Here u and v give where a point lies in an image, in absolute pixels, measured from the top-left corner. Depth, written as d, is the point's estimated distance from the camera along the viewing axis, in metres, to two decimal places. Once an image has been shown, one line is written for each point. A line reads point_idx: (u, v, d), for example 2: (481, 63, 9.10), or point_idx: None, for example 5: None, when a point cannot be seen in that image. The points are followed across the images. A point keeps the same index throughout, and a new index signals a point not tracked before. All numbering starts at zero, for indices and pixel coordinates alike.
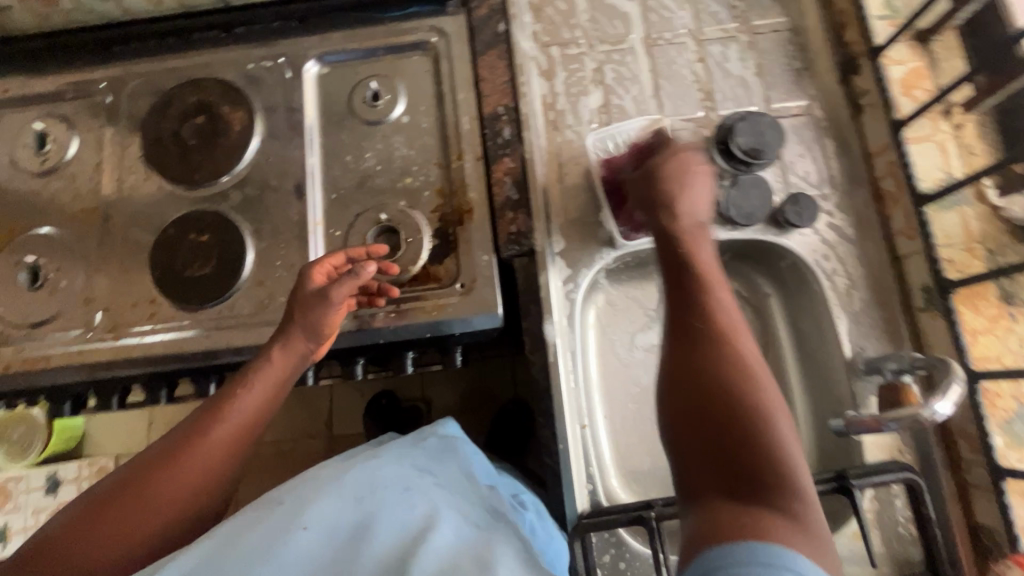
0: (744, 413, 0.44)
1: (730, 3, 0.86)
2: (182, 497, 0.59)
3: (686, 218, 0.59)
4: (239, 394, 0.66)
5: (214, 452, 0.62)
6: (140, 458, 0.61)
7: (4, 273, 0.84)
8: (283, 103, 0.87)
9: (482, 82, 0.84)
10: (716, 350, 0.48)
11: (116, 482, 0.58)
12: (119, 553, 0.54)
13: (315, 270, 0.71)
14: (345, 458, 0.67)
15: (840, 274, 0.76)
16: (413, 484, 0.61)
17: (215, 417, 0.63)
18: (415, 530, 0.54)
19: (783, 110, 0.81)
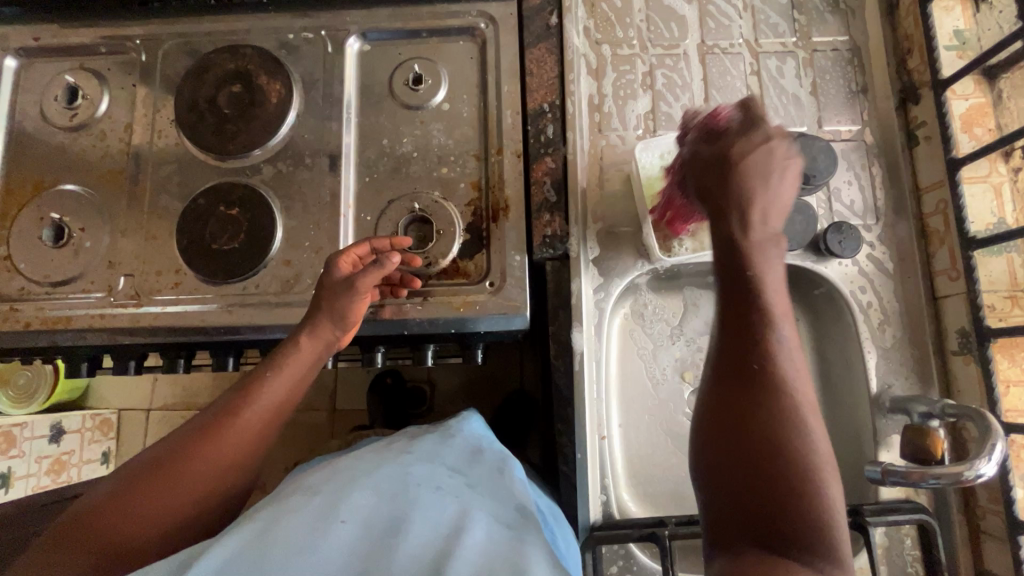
0: (788, 462, 0.44)
1: (792, 16, 0.83)
2: (214, 473, 0.61)
3: (757, 231, 0.52)
4: (270, 375, 0.67)
5: (239, 435, 0.63)
6: (177, 436, 0.63)
7: (28, 228, 0.82)
8: (323, 78, 0.84)
9: (529, 76, 0.81)
10: (765, 388, 0.47)
11: (156, 457, 0.60)
12: (153, 528, 0.56)
13: (342, 260, 0.70)
14: (374, 452, 0.70)
15: (875, 309, 0.75)
16: (443, 485, 0.64)
17: (242, 400, 0.65)
18: (449, 526, 0.57)
19: (834, 134, 0.80)
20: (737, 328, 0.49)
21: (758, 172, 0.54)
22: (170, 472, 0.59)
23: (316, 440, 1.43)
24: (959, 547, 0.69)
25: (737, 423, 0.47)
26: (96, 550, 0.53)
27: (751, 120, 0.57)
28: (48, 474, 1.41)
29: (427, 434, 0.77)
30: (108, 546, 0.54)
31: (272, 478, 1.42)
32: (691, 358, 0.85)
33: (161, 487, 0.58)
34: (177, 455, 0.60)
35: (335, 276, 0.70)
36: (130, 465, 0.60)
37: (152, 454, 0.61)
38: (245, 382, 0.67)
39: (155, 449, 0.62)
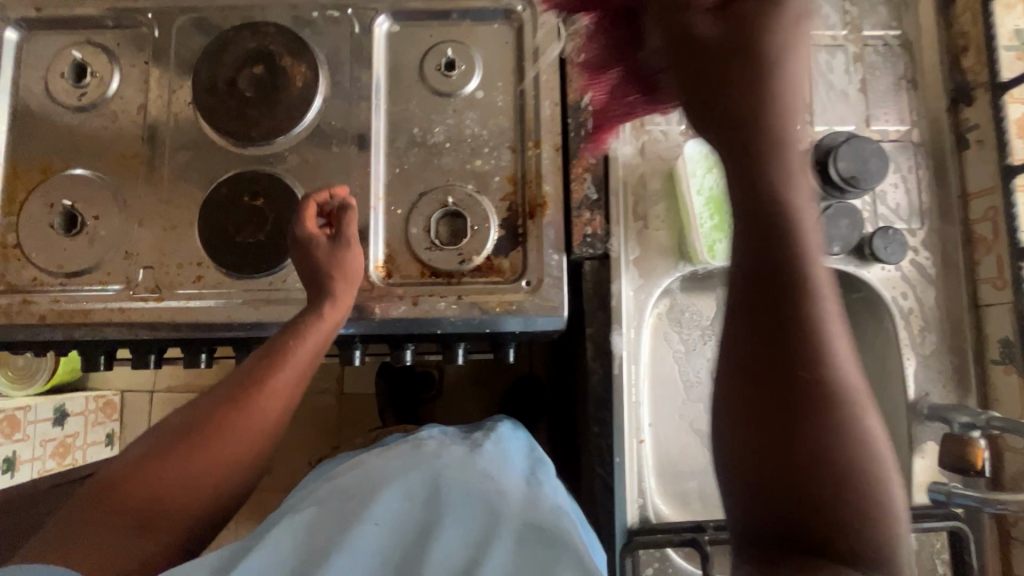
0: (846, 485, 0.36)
1: (843, 8, 0.80)
2: (235, 445, 0.66)
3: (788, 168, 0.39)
4: (289, 351, 0.68)
5: (261, 409, 0.67)
6: (203, 406, 0.67)
7: (38, 215, 0.78)
8: (351, 61, 0.80)
9: (570, 65, 0.78)
10: (816, 395, 0.37)
11: (184, 427, 0.66)
12: (181, 492, 0.62)
13: (306, 223, 0.72)
14: (404, 455, 0.70)
15: (916, 315, 0.74)
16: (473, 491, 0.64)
17: (263, 372, 0.68)
18: (476, 540, 0.57)
19: (882, 134, 0.77)
20: (768, 315, 0.37)
21: (776, 76, 0.40)
22: (199, 442, 0.64)
23: (325, 426, 1.42)
24: (989, 551, 0.71)
25: (776, 425, 0.37)
26: (134, 505, 0.60)
27: None
28: (52, 457, 1.36)
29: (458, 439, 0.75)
30: (146, 501, 0.60)
31: (279, 461, 1.42)
32: None
33: (188, 457, 0.63)
34: (203, 428, 0.65)
35: (320, 249, 0.71)
36: (162, 431, 0.66)
37: (181, 424, 0.66)
38: (262, 358, 0.69)
39: (184, 417, 0.67)
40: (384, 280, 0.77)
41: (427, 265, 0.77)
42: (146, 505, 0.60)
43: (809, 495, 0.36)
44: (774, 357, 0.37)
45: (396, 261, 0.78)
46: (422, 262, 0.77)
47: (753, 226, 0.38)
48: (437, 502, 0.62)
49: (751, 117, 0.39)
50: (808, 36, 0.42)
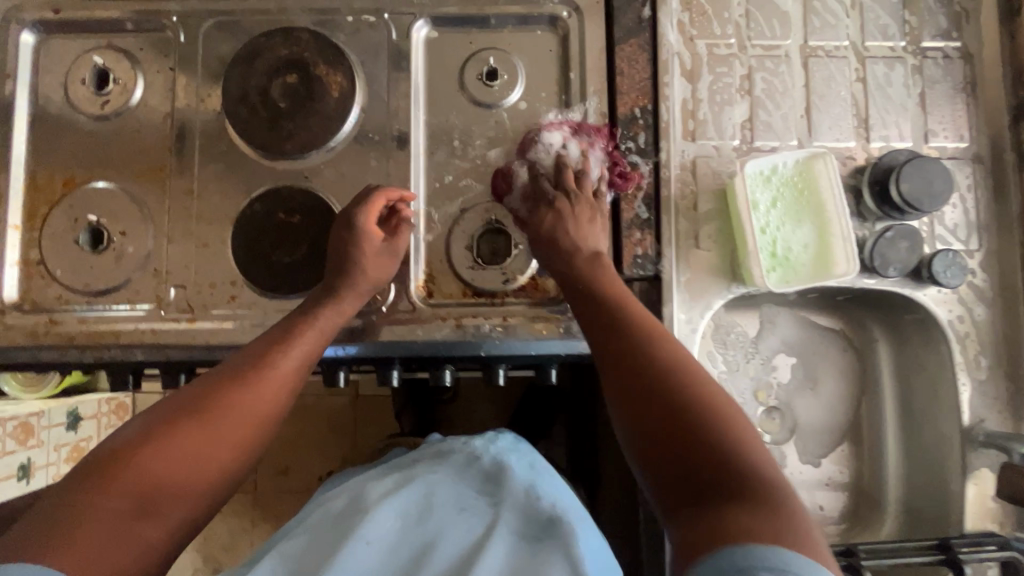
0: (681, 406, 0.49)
1: (902, 17, 0.77)
2: (252, 426, 0.57)
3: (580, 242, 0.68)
4: (302, 335, 0.64)
5: (271, 388, 0.59)
6: (202, 382, 0.57)
7: (61, 230, 0.75)
8: (389, 69, 0.76)
9: (619, 76, 0.74)
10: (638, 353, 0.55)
11: (186, 401, 0.54)
12: (190, 476, 0.51)
13: (371, 216, 0.69)
14: (399, 471, 0.70)
15: (972, 340, 0.72)
16: (467, 505, 0.63)
17: (275, 351, 0.61)
18: (467, 552, 0.56)
19: (940, 151, 0.75)
20: (627, 368, 0.54)
21: (556, 200, 0.71)
22: (200, 421, 0.53)
23: (337, 431, 1.36)
24: None
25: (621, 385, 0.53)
26: (124, 494, 0.46)
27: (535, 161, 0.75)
28: (66, 462, 1.34)
29: (457, 444, 0.73)
30: (140, 491, 0.47)
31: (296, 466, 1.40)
32: (766, 378, 0.83)
33: (197, 433, 0.53)
34: (211, 402, 0.55)
35: (370, 240, 0.69)
36: (140, 418, 0.53)
37: (167, 406, 0.54)
38: (262, 341, 0.63)
39: (170, 400, 0.55)
40: (426, 300, 0.75)
41: (469, 285, 0.74)
42: (142, 495, 0.47)
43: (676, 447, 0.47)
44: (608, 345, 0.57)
45: (436, 280, 0.75)
46: (464, 282, 0.74)
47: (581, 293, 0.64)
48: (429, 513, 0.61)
49: (584, 267, 0.66)
50: (580, 174, 0.72)
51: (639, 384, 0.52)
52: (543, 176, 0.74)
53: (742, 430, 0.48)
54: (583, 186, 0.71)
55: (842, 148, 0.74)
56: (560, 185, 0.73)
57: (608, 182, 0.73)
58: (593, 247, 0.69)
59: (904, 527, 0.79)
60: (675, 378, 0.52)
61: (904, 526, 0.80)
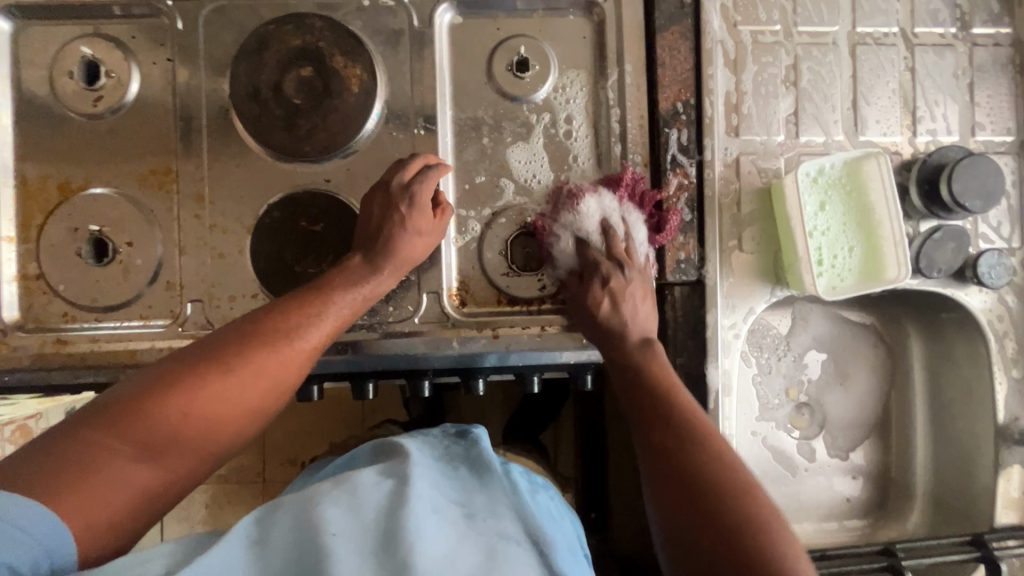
0: (724, 499, 0.48)
1: (954, 0, 0.72)
2: (261, 396, 0.52)
3: (632, 325, 0.64)
4: (328, 302, 0.58)
5: (293, 358, 0.54)
6: (220, 333, 0.53)
7: (60, 242, 0.69)
8: (411, 59, 0.70)
9: (660, 67, 0.69)
10: (679, 432, 0.53)
11: (196, 351, 0.51)
12: (188, 433, 0.48)
13: (426, 189, 0.65)
14: (360, 469, 0.55)
15: (1011, 339, 0.72)
16: (444, 513, 0.48)
17: (299, 312, 0.56)
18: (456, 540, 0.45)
19: (987, 145, 0.73)
20: (671, 460, 0.52)
21: (604, 264, 0.67)
22: (213, 378, 0.49)
23: (341, 424, 1.25)
24: None
25: (662, 464, 0.52)
26: (132, 443, 0.46)
27: (578, 216, 0.69)
28: None
29: (439, 443, 0.62)
30: (145, 441, 0.46)
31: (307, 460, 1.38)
32: (797, 376, 0.83)
33: (197, 390, 0.48)
34: (217, 356, 0.51)
35: (424, 216, 0.65)
36: (157, 362, 0.51)
37: (182, 355, 0.51)
38: (285, 302, 0.57)
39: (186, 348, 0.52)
40: (459, 309, 0.71)
41: (504, 292, 0.71)
42: (149, 444, 0.46)
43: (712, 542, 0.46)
44: (648, 419, 0.56)
45: (469, 288, 0.72)
46: (499, 289, 0.71)
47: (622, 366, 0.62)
48: (396, 513, 0.46)
49: (635, 310, 0.65)
50: (628, 229, 0.69)
51: (684, 483, 0.50)
52: (588, 241, 0.69)
53: (779, 528, 0.47)
54: (630, 254, 0.67)
55: (889, 144, 0.72)
56: (605, 251, 0.68)
57: (648, 237, 0.69)
58: (644, 329, 0.65)
59: (930, 516, 0.81)
60: (716, 467, 0.50)
61: (930, 516, 0.82)
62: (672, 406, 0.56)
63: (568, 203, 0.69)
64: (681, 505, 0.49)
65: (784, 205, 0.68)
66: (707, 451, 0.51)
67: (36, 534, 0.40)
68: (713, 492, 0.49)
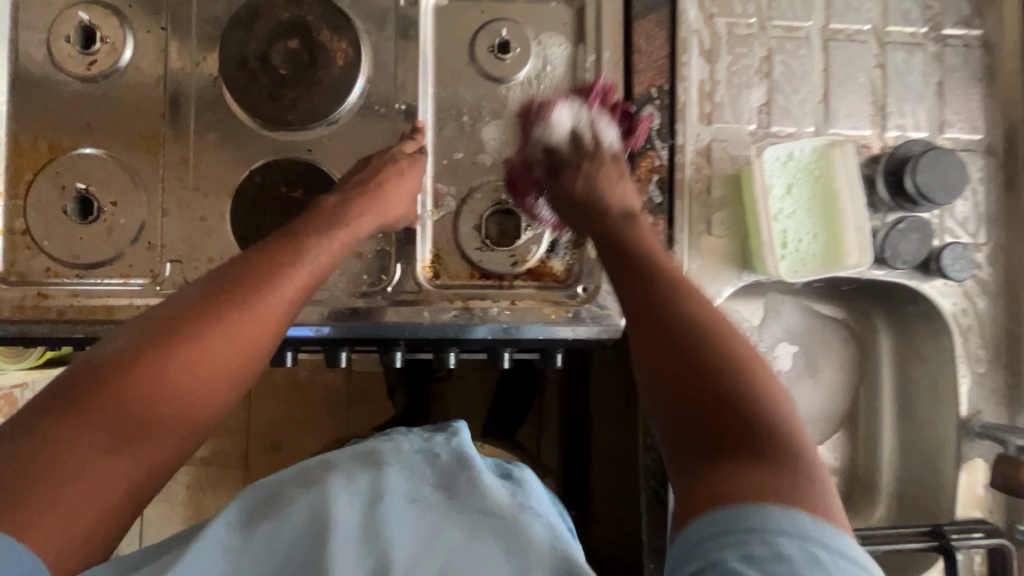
0: (716, 359, 0.46)
1: (925, 2, 0.75)
2: (229, 363, 0.49)
3: (616, 205, 0.66)
4: (295, 259, 0.56)
5: (262, 319, 0.51)
6: (181, 297, 0.51)
7: (48, 198, 0.71)
8: (396, 37, 0.73)
9: (636, 53, 0.72)
10: (669, 299, 0.51)
11: (156, 322, 0.49)
12: (153, 408, 0.46)
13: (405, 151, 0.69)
14: (342, 457, 0.53)
15: (974, 332, 0.73)
16: (422, 502, 0.47)
17: (265, 271, 0.54)
18: (429, 535, 0.44)
19: (955, 142, 0.74)
20: (660, 320, 0.49)
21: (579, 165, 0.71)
22: (181, 353, 0.47)
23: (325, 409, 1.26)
24: None
25: (649, 327, 0.50)
26: (102, 436, 0.44)
27: (545, 121, 0.71)
28: None
29: (414, 433, 0.59)
30: (118, 431, 0.44)
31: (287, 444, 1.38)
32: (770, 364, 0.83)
33: (159, 362, 0.46)
34: (177, 323, 0.48)
35: (411, 174, 0.69)
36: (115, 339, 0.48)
37: (142, 329, 0.48)
38: (252, 258, 0.55)
39: (147, 321, 0.49)
40: (432, 282, 0.73)
41: (477, 266, 0.73)
42: (122, 434, 0.45)
43: (700, 396, 0.44)
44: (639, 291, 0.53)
45: (443, 261, 0.73)
46: (472, 263, 0.73)
47: (612, 251, 0.61)
48: (374, 513, 0.45)
49: (616, 223, 0.65)
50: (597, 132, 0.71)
51: (672, 338, 0.48)
52: (561, 150, 0.72)
53: (770, 385, 0.45)
54: (602, 150, 0.71)
55: (858, 137, 0.73)
56: (577, 153, 0.72)
57: (619, 140, 0.72)
58: (625, 204, 0.67)
59: (896, 512, 0.82)
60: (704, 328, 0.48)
61: (895, 511, 0.82)
62: (663, 279, 0.54)
63: (536, 112, 0.71)
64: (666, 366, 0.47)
65: (752, 190, 0.70)
66: (695, 316, 0.49)
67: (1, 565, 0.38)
68: (703, 352, 0.46)
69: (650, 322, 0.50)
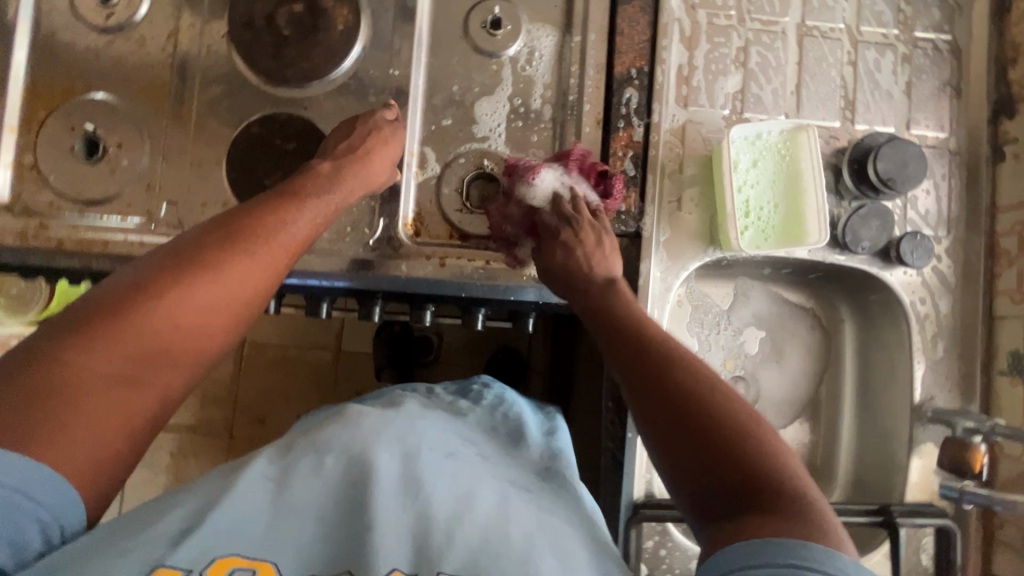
0: (714, 410, 0.47)
1: (898, 5, 0.79)
2: (236, 302, 0.52)
3: (599, 274, 0.69)
4: (300, 212, 0.59)
5: (266, 262, 0.55)
6: (194, 239, 0.53)
7: (57, 137, 0.75)
8: (395, 7, 0.77)
9: (619, 36, 0.76)
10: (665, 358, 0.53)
11: (172, 262, 0.51)
12: (171, 343, 0.49)
13: (384, 118, 0.72)
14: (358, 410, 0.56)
15: (931, 321, 0.76)
16: (455, 461, 0.50)
17: (275, 220, 0.57)
18: (465, 490, 0.47)
19: (921, 138, 0.78)
20: (654, 373, 0.52)
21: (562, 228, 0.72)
22: (193, 289, 0.50)
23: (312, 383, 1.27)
24: (972, 549, 0.74)
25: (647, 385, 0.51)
26: (116, 366, 0.46)
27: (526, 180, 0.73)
28: None
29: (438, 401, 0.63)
30: (130, 361, 0.46)
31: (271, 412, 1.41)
32: (735, 348, 0.86)
33: (179, 302, 0.49)
34: (193, 264, 0.51)
35: (392, 136, 0.72)
36: (132, 277, 0.50)
37: (160, 268, 0.50)
38: (263, 208, 0.58)
39: (159, 260, 0.51)
40: (413, 239, 0.75)
41: (456, 227, 0.76)
42: (136, 365, 0.47)
43: (703, 445, 0.45)
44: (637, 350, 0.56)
45: (425, 221, 0.76)
46: (452, 224, 0.76)
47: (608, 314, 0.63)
48: (413, 467, 0.47)
49: (599, 291, 0.68)
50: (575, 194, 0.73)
51: (671, 392, 0.49)
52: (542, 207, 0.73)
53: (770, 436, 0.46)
54: (580, 211, 0.72)
55: (828, 127, 0.77)
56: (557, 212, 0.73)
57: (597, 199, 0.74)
58: (608, 269, 0.70)
59: (850, 496, 0.84)
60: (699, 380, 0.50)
61: (850, 496, 0.84)
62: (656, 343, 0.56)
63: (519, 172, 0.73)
64: (664, 425, 0.48)
65: (721, 169, 0.73)
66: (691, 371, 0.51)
67: (41, 506, 0.41)
68: (703, 403, 0.48)
69: (647, 379, 0.52)
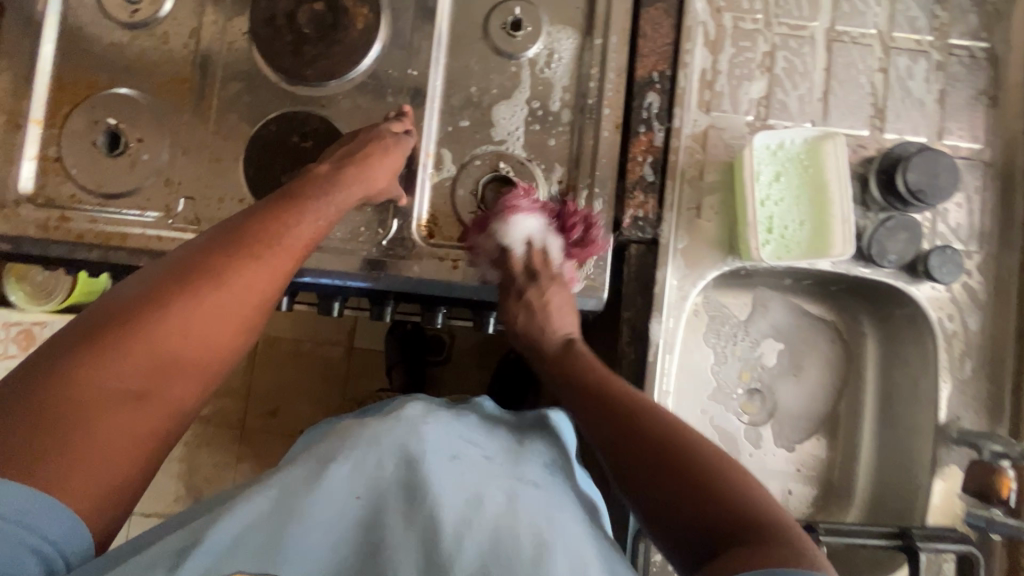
0: (679, 454, 0.51)
1: (932, 11, 0.76)
2: (241, 307, 0.53)
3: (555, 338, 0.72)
4: (304, 215, 0.59)
5: (270, 268, 0.55)
6: (198, 247, 0.54)
7: (80, 131, 0.76)
8: (415, 6, 0.76)
9: (641, 39, 0.74)
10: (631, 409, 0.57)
11: (178, 274, 0.51)
12: (180, 350, 0.49)
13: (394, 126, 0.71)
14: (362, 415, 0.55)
15: (959, 339, 0.73)
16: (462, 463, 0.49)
17: (277, 224, 0.57)
18: (472, 497, 0.46)
19: (953, 149, 0.75)
20: (623, 424, 0.55)
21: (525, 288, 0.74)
22: (197, 300, 0.50)
23: (323, 380, 1.27)
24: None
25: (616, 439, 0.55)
26: (127, 379, 0.46)
27: (492, 237, 0.72)
28: None
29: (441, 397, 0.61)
30: (140, 373, 0.47)
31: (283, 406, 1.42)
32: (752, 359, 0.84)
33: (185, 313, 0.50)
34: (198, 274, 0.51)
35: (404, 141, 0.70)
36: (136, 289, 0.50)
37: (165, 280, 0.51)
38: (266, 213, 0.58)
39: (164, 272, 0.52)
40: (426, 240, 0.74)
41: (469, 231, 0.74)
42: (144, 378, 0.47)
43: (678, 488, 0.49)
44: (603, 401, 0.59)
45: (438, 222, 0.74)
46: (465, 227, 0.74)
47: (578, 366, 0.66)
48: (417, 475, 0.47)
49: (556, 359, 0.71)
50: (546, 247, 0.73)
51: (641, 441, 0.53)
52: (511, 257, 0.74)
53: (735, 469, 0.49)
54: (547, 267, 0.74)
55: (855, 136, 0.74)
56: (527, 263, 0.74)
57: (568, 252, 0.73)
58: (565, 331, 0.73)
59: (868, 515, 0.81)
60: (661, 422, 0.54)
61: (868, 515, 0.81)
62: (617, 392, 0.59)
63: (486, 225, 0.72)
64: (639, 475, 0.51)
65: (745, 176, 0.71)
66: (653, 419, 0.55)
67: (46, 533, 0.42)
68: (668, 448, 0.51)
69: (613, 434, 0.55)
